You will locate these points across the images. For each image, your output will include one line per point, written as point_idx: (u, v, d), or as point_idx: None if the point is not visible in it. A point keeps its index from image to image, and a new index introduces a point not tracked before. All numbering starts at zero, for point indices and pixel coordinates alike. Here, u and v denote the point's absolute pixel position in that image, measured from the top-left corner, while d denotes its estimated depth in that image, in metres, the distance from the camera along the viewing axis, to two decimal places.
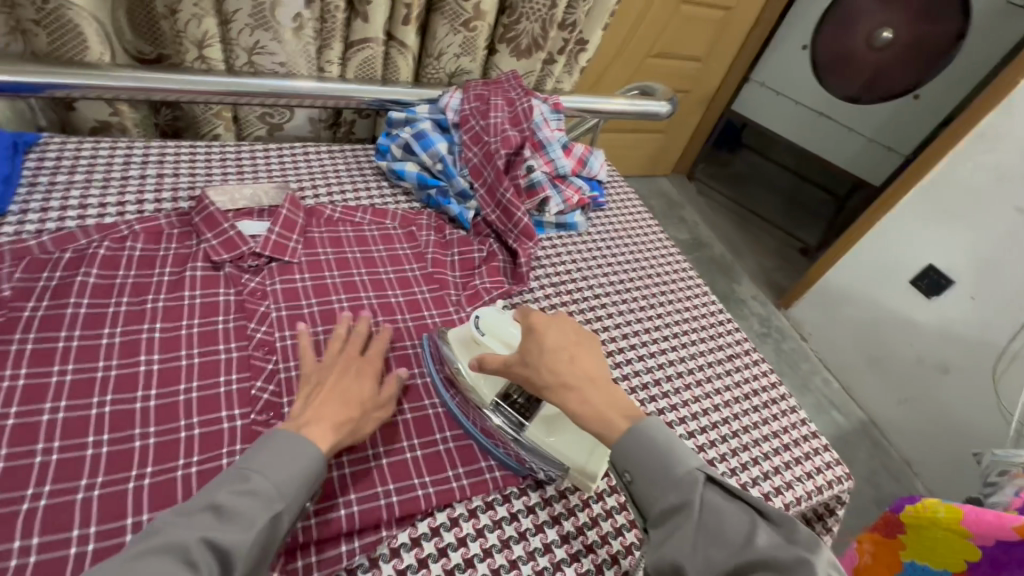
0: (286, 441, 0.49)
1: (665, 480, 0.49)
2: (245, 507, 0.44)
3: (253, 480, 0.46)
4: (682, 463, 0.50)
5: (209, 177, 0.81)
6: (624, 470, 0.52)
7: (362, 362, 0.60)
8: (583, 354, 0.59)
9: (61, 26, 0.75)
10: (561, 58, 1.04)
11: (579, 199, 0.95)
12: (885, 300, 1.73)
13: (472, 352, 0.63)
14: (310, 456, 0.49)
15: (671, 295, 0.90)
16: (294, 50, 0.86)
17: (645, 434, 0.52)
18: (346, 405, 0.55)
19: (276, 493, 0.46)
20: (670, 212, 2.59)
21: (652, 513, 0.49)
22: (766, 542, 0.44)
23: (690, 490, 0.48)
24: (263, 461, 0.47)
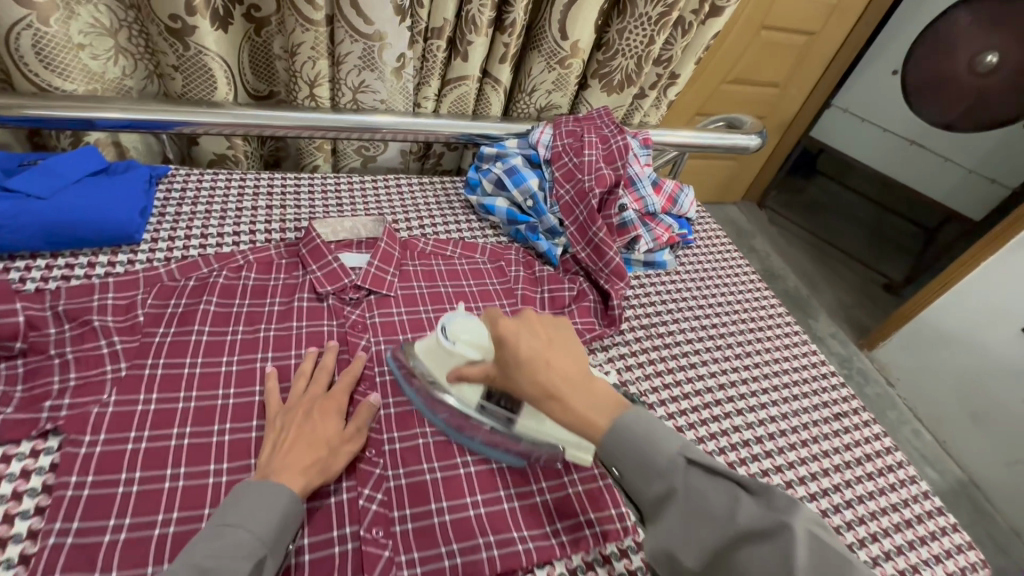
0: (256, 491, 0.47)
1: (647, 471, 0.46)
2: (227, 562, 0.43)
3: (229, 537, 0.44)
4: (661, 450, 0.46)
5: (311, 210, 0.85)
6: (611, 465, 0.48)
7: (323, 401, 0.58)
8: (559, 355, 0.52)
9: (196, 68, 0.81)
10: (652, 93, 1.02)
11: (669, 237, 0.92)
12: (995, 349, 1.57)
13: (443, 362, 0.59)
14: (285, 502, 0.48)
15: (768, 343, 0.85)
16: (394, 88, 0.90)
17: (625, 427, 0.47)
18: (311, 447, 0.53)
19: (256, 544, 0.45)
20: (740, 241, 2.49)
21: (642, 502, 0.47)
22: (750, 518, 0.42)
23: (672, 476, 0.45)
24: (237, 515, 0.46)
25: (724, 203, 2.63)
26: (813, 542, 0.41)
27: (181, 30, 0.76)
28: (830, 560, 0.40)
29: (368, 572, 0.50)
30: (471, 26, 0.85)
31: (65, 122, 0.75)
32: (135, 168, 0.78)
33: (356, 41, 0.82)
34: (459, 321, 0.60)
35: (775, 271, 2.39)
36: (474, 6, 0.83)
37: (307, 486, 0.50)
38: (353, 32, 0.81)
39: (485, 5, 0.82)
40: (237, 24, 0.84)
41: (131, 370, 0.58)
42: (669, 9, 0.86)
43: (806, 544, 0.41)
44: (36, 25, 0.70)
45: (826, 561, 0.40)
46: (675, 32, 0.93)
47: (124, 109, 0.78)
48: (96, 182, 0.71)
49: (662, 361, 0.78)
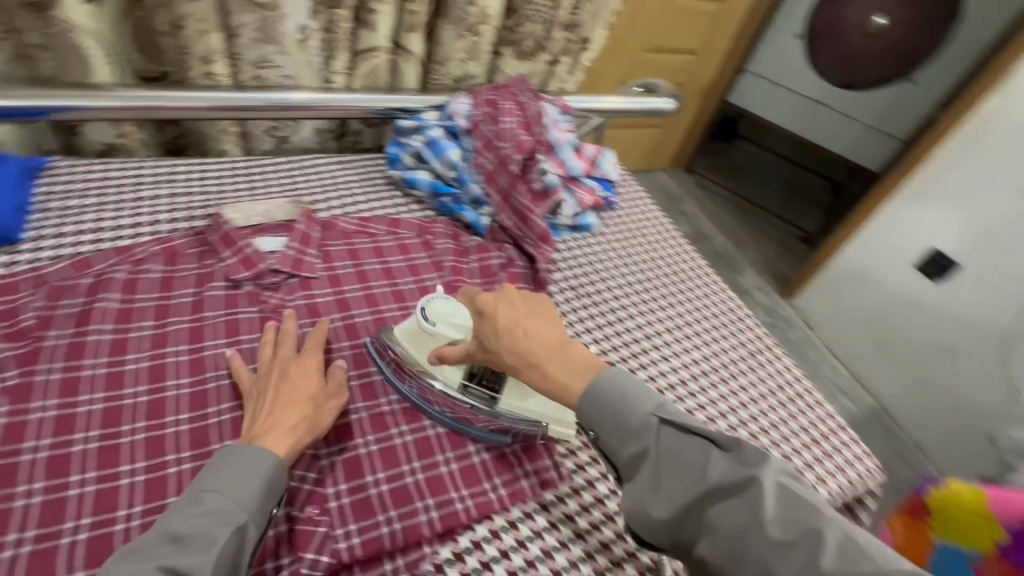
0: (236, 455, 0.47)
1: (621, 430, 0.47)
2: (203, 527, 0.42)
3: (208, 502, 0.44)
4: (635, 411, 0.47)
5: (221, 195, 0.81)
6: (587, 429, 0.49)
7: (301, 360, 0.58)
8: (537, 323, 0.55)
9: (67, 47, 0.73)
10: (565, 59, 1.03)
11: (593, 200, 0.94)
12: (891, 284, 1.69)
13: (423, 345, 0.61)
14: (266, 466, 0.47)
15: (690, 294, 0.90)
16: (300, 62, 0.86)
17: (601, 391, 0.49)
18: (295, 405, 0.53)
19: (237, 509, 0.44)
20: (671, 205, 2.59)
21: (617, 462, 0.48)
22: (720, 472, 0.42)
23: (646, 436, 0.46)
24: (217, 480, 0.45)
25: (653, 170, 2.71)
26: (786, 493, 0.41)
27: (43, 4, 0.69)
28: (801, 508, 0.40)
29: (303, 550, 0.49)
30: None
31: None
32: (6, 160, 0.71)
33: (250, 12, 0.77)
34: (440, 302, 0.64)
35: (704, 232, 2.51)
36: None
37: (293, 446, 0.50)
38: (246, 3, 0.76)
39: None
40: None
41: (21, 378, 0.54)
42: None
43: (778, 495, 0.41)
44: None
45: (798, 510, 0.40)
46: None
47: None
48: None
49: (591, 319, 0.80)
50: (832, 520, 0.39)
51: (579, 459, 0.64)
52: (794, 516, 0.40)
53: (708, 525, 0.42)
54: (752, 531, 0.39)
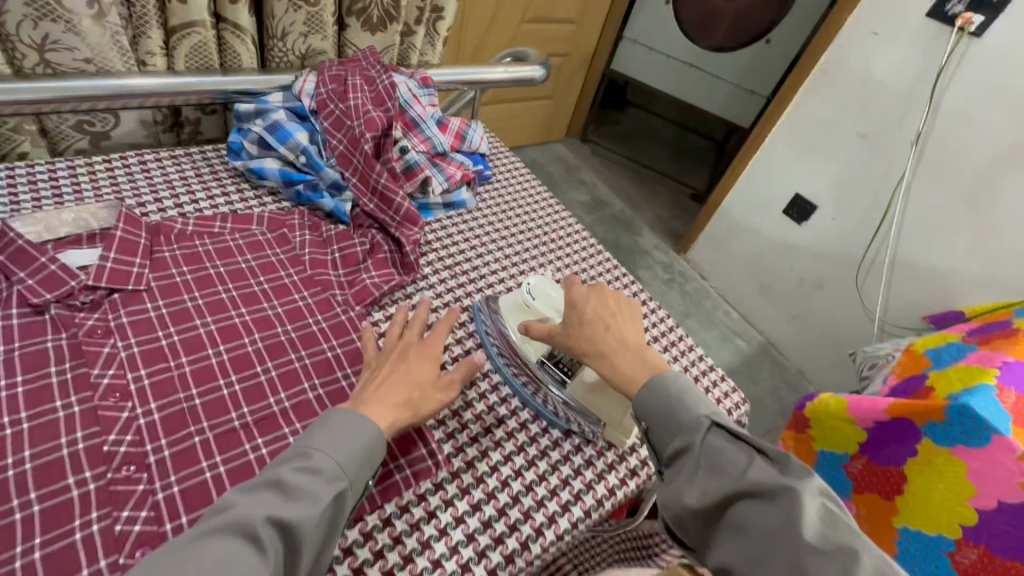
0: (345, 419, 0.47)
1: (672, 424, 0.50)
2: (310, 484, 0.43)
3: (317, 459, 0.44)
4: (689, 408, 0.51)
5: (18, 206, 0.68)
6: (641, 419, 0.53)
7: (421, 343, 0.58)
8: (621, 322, 0.61)
9: None
10: (420, 29, 0.98)
11: (463, 174, 0.91)
12: (766, 230, 1.84)
13: (520, 315, 0.70)
14: (370, 435, 0.47)
15: (569, 261, 0.91)
16: (100, 43, 0.73)
17: (663, 385, 0.53)
18: (402, 385, 0.53)
19: (338, 474, 0.44)
20: (569, 176, 2.63)
21: (662, 453, 0.51)
22: (761, 474, 0.44)
23: (694, 432, 0.49)
24: (324, 439, 0.46)
25: (549, 142, 2.74)
26: (825, 513, 0.43)
27: None
28: (839, 529, 0.42)
29: None
30: None
31: None
32: None
33: None
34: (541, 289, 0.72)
35: (602, 199, 2.59)
36: None
37: (390, 425, 0.50)
38: None
39: None
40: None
41: None
42: None
43: (817, 511, 0.42)
44: None
45: (835, 530, 0.42)
46: None
47: None
48: None
49: (470, 297, 0.78)
50: (867, 547, 0.41)
51: (456, 441, 0.61)
52: (828, 532, 0.41)
53: (742, 522, 0.43)
54: (787, 536, 0.41)
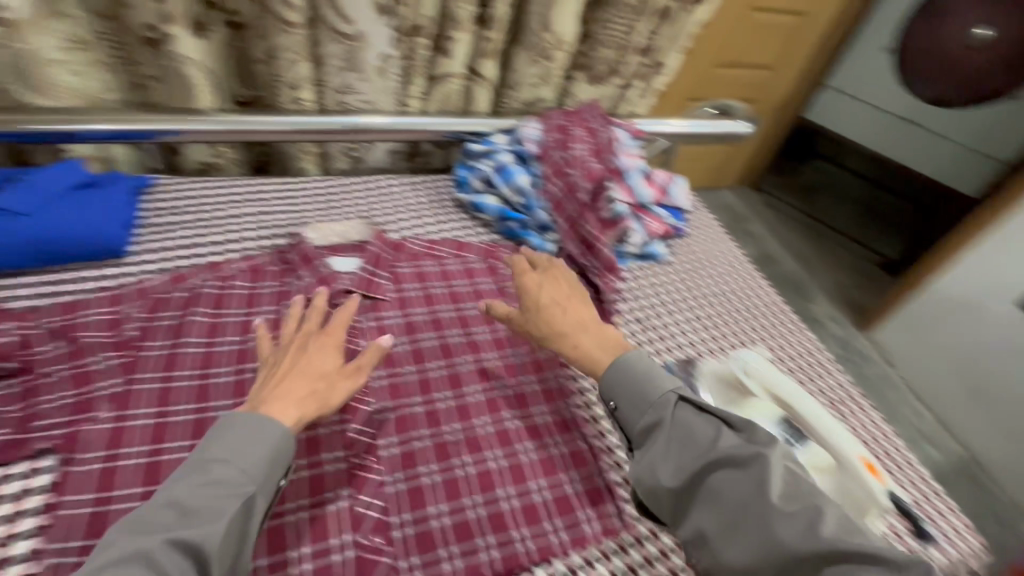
0: (243, 424, 0.47)
1: (640, 401, 0.55)
2: (209, 500, 0.43)
3: (215, 472, 0.44)
4: (655, 387, 0.55)
5: (301, 215, 0.85)
6: (609, 398, 0.58)
7: (320, 336, 0.59)
8: (575, 306, 0.65)
9: (178, 79, 0.80)
10: (639, 83, 1.00)
11: (663, 228, 0.93)
12: (991, 324, 1.52)
13: (725, 386, 0.65)
14: (274, 437, 0.48)
15: (764, 334, 0.86)
16: (380, 88, 0.88)
17: (623, 365, 0.58)
18: (311, 380, 0.54)
19: (243, 479, 0.45)
20: (736, 226, 2.48)
21: (633, 432, 0.56)
22: (728, 444, 0.50)
23: (664, 409, 0.54)
24: (220, 449, 0.46)
25: (719, 188, 2.61)
26: (788, 473, 0.49)
27: (160, 41, 0.76)
28: (803, 489, 0.48)
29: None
30: (452, 22, 0.83)
31: (50, 136, 0.76)
32: (120, 180, 0.78)
33: (338, 43, 0.80)
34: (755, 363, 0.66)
35: (771, 255, 2.39)
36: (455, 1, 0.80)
37: (298, 418, 0.51)
38: (334, 33, 0.79)
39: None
40: (220, 30, 0.79)
41: (125, 386, 0.58)
42: None
43: (780, 473, 0.49)
44: (9, 43, 0.71)
45: (797, 491, 0.48)
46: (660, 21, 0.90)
47: (110, 121, 0.79)
48: (82, 195, 0.72)
49: (661, 357, 0.77)
50: (826, 502, 0.47)
51: None
52: (791, 491, 0.48)
53: (715, 493, 0.49)
54: (755, 503, 0.47)
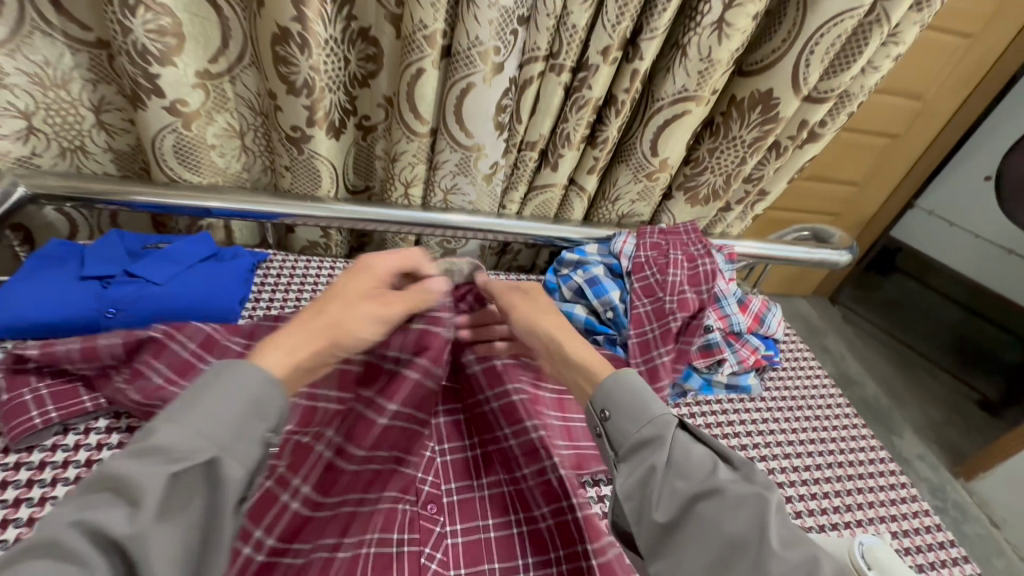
0: (215, 388, 0.45)
1: (641, 419, 0.55)
2: (149, 471, 0.39)
3: (165, 435, 0.41)
4: (657, 409, 0.56)
5: None
6: (603, 410, 0.57)
7: (368, 262, 0.65)
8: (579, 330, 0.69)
9: (306, 170, 0.88)
10: (738, 207, 1.01)
11: (756, 359, 0.87)
12: None
13: None
14: (246, 394, 0.46)
15: (872, 497, 0.78)
16: (484, 191, 0.91)
17: (626, 388, 0.58)
18: (356, 302, 0.60)
19: (201, 442, 0.42)
20: (812, 339, 2.26)
21: (625, 447, 0.55)
22: (726, 475, 0.50)
23: (663, 429, 0.54)
24: (182, 416, 0.43)
25: (793, 296, 2.43)
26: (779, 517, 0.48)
27: (299, 138, 0.83)
28: (798, 539, 0.47)
29: None
30: (565, 141, 0.86)
31: (187, 209, 0.84)
32: (240, 256, 0.83)
33: (455, 151, 0.85)
34: (875, 547, 0.55)
35: (852, 376, 2.15)
36: (571, 124, 0.84)
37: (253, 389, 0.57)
38: (455, 144, 0.84)
39: (581, 122, 0.83)
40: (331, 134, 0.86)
41: None
42: (766, 135, 0.85)
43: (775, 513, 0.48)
44: (179, 130, 0.80)
45: (795, 539, 0.47)
46: (771, 154, 0.91)
47: (236, 201, 0.85)
48: (208, 269, 0.78)
49: None
50: (818, 551, 0.46)
51: None
52: (787, 536, 0.47)
53: (707, 522, 0.48)
54: (751, 540, 0.46)
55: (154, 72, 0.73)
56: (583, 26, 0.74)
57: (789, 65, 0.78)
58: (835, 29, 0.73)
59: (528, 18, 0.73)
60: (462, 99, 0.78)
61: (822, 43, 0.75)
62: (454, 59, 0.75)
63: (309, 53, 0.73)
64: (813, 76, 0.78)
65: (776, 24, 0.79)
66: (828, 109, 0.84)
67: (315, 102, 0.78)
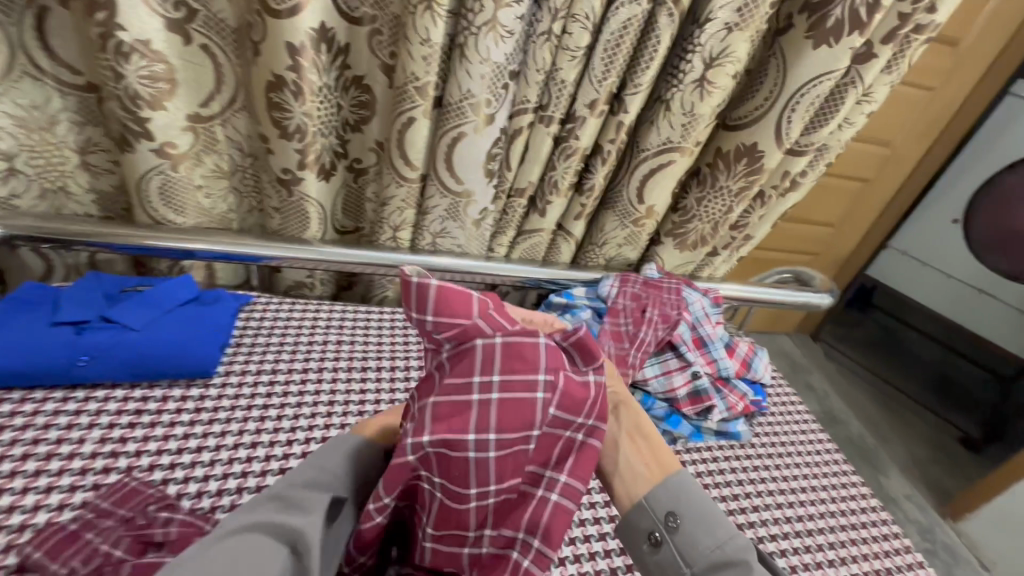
0: (337, 441, 0.51)
1: (719, 535, 0.47)
2: (310, 492, 0.45)
3: (311, 472, 0.47)
4: (736, 528, 0.48)
5: (379, 352, 0.87)
6: (671, 513, 0.49)
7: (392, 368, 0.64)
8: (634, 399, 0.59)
9: (295, 213, 0.87)
10: (724, 252, 1.02)
11: (744, 405, 0.87)
12: None
13: None
14: (358, 442, 0.52)
15: (865, 549, 0.77)
16: (472, 235, 0.91)
17: (696, 492, 0.50)
18: None
19: (336, 480, 0.48)
20: (796, 377, 2.27)
21: (695, 566, 0.46)
22: None
23: (746, 552, 0.46)
24: (322, 456, 0.49)
25: (776, 334, 2.46)
26: None
27: (289, 181, 0.83)
28: None
29: None
30: (553, 187, 0.88)
31: (169, 251, 0.83)
32: (223, 298, 0.81)
33: (445, 197, 0.85)
34: None
35: (836, 414, 2.16)
36: (559, 171, 0.86)
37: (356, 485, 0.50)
38: (445, 189, 0.84)
39: (569, 170, 0.85)
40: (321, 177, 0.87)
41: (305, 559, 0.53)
42: (751, 184, 0.88)
43: None
44: (165, 172, 0.79)
45: None
46: (756, 202, 0.94)
47: (219, 244, 0.84)
48: (187, 313, 0.76)
49: None
50: None
51: None
52: None
53: None
54: None
55: (144, 116, 0.73)
56: (572, 81, 0.77)
57: (772, 121, 0.81)
58: (816, 89, 0.77)
59: (518, 72, 0.76)
60: (453, 146, 0.79)
61: (804, 101, 0.79)
62: (446, 109, 0.77)
63: (302, 101, 0.74)
64: (795, 131, 0.81)
65: (755, 82, 0.82)
66: (807, 160, 0.87)
67: (305, 147, 0.79)
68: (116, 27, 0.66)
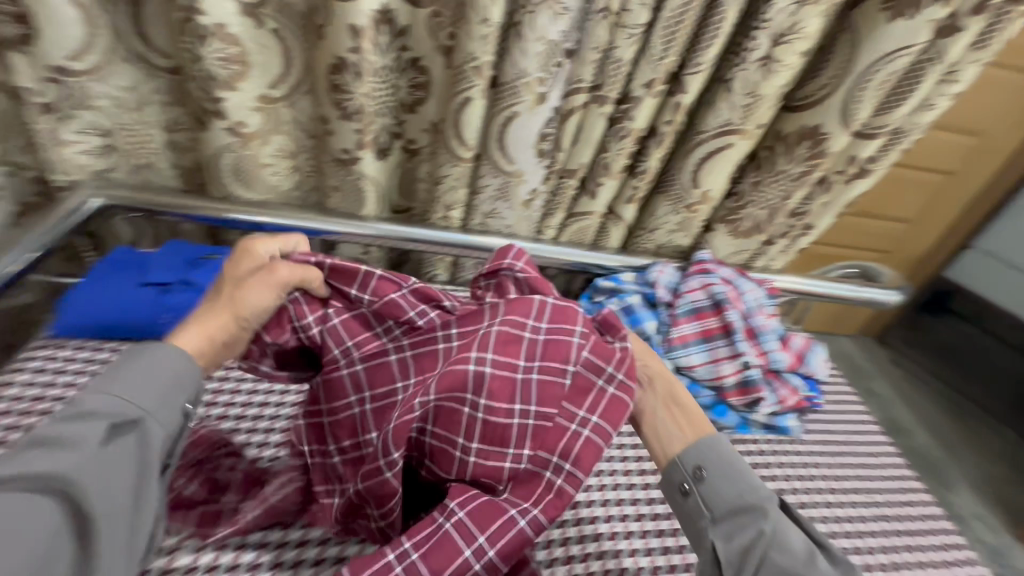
0: (140, 363, 0.53)
1: (736, 484, 0.56)
2: (83, 428, 0.47)
3: (90, 402, 0.49)
4: (751, 478, 0.57)
5: None
6: (698, 467, 0.58)
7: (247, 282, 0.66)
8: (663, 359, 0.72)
9: (353, 190, 0.91)
10: (782, 241, 0.98)
11: (797, 400, 0.84)
12: None
13: None
14: (173, 366, 0.54)
15: (922, 557, 0.74)
16: (522, 216, 0.92)
17: (716, 447, 0.59)
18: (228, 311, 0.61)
19: (129, 408, 0.50)
20: (857, 381, 2.14)
21: (718, 511, 0.55)
22: (827, 565, 0.50)
23: (760, 499, 0.55)
24: (117, 383, 0.51)
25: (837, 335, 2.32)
26: None
27: (349, 160, 0.87)
28: None
29: None
30: (604, 169, 0.87)
31: (243, 223, 0.90)
32: None
33: (497, 177, 0.87)
34: None
35: (899, 423, 2.03)
36: (612, 154, 0.85)
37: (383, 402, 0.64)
38: (497, 169, 0.86)
39: (622, 152, 0.84)
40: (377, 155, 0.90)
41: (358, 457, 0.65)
42: (814, 170, 0.84)
43: None
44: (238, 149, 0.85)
45: None
46: (819, 189, 0.89)
47: (284, 217, 0.90)
48: None
49: None
50: None
51: None
52: None
53: None
54: None
55: (220, 96, 0.78)
56: (628, 60, 0.75)
57: (840, 102, 0.77)
58: (890, 64, 0.72)
59: (574, 51, 0.75)
60: (506, 126, 0.80)
61: (878, 81, 0.74)
62: (501, 89, 0.78)
63: (363, 81, 0.78)
64: (864, 111, 0.77)
65: (826, 60, 0.78)
66: (879, 145, 0.82)
67: (364, 127, 0.82)
68: (198, 12, 0.71)
